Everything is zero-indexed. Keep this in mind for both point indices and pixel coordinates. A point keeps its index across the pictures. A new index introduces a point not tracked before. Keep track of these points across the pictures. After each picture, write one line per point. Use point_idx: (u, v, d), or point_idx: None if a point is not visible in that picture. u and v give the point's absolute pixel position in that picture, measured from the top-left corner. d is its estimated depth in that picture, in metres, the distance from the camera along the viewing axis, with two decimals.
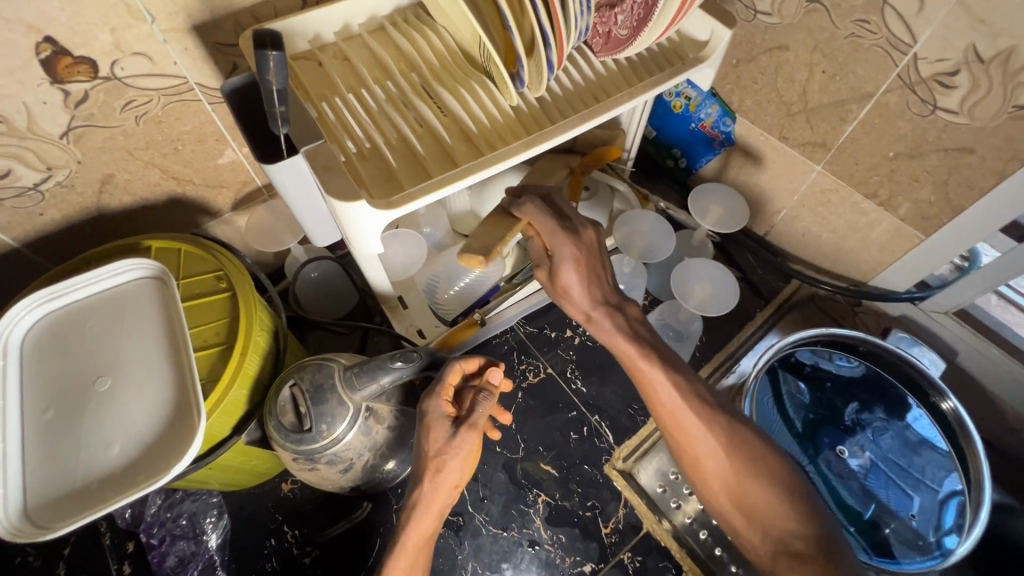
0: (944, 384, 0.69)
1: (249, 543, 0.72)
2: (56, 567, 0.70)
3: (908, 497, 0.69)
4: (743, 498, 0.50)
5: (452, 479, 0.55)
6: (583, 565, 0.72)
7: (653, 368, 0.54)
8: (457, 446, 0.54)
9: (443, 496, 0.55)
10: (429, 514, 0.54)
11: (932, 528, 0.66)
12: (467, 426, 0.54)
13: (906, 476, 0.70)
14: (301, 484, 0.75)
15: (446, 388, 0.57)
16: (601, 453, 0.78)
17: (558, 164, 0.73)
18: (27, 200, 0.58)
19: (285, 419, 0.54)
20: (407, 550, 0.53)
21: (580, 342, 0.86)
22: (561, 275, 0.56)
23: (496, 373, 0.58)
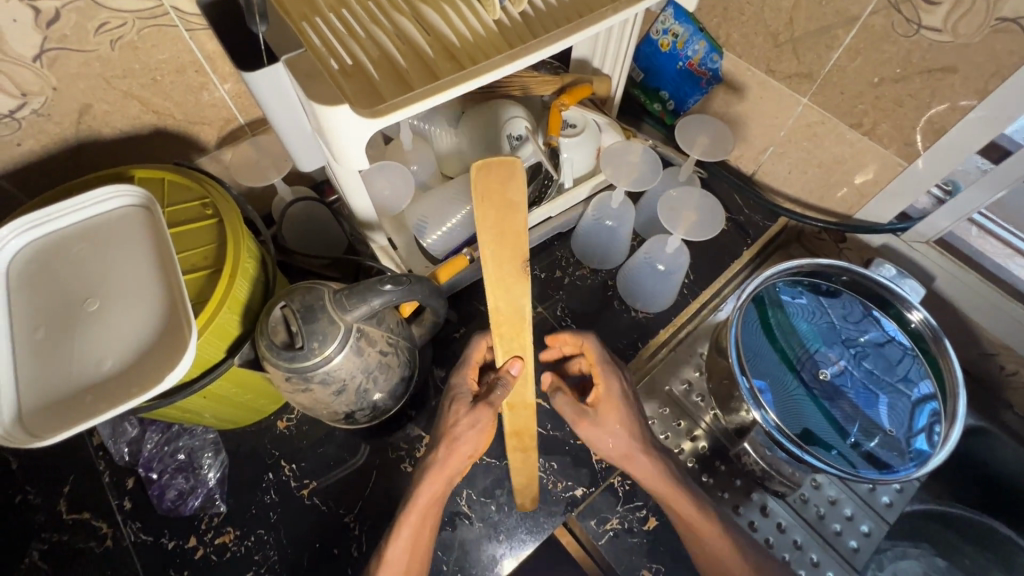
0: (913, 298, 0.71)
1: (248, 476, 0.73)
2: (57, 504, 0.71)
3: (888, 410, 0.71)
4: None
5: (464, 447, 0.64)
6: (574, 489, 0.74)
7: (681, 505, 0.66)
8: (474, 418, 0.64)
9: (456, 464, 0.65)
10: (439, 475, 0.65)
11: (904, 431, 0.70)
12: (484, 403, 0.63)
13: (880, 387, 0.73)
14: (297, 420, 0.77)
15: (472, 365, 0.69)
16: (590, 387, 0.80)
17: (516, 266, 0.57)
18: (4, 128, 0.57)
19: (276, 339, 0.54)
20: (416, 510, 0.63)
21: (570, 282, 0.89)
22: (609, 412, 0.68)
23: (517, 361, 0.62)
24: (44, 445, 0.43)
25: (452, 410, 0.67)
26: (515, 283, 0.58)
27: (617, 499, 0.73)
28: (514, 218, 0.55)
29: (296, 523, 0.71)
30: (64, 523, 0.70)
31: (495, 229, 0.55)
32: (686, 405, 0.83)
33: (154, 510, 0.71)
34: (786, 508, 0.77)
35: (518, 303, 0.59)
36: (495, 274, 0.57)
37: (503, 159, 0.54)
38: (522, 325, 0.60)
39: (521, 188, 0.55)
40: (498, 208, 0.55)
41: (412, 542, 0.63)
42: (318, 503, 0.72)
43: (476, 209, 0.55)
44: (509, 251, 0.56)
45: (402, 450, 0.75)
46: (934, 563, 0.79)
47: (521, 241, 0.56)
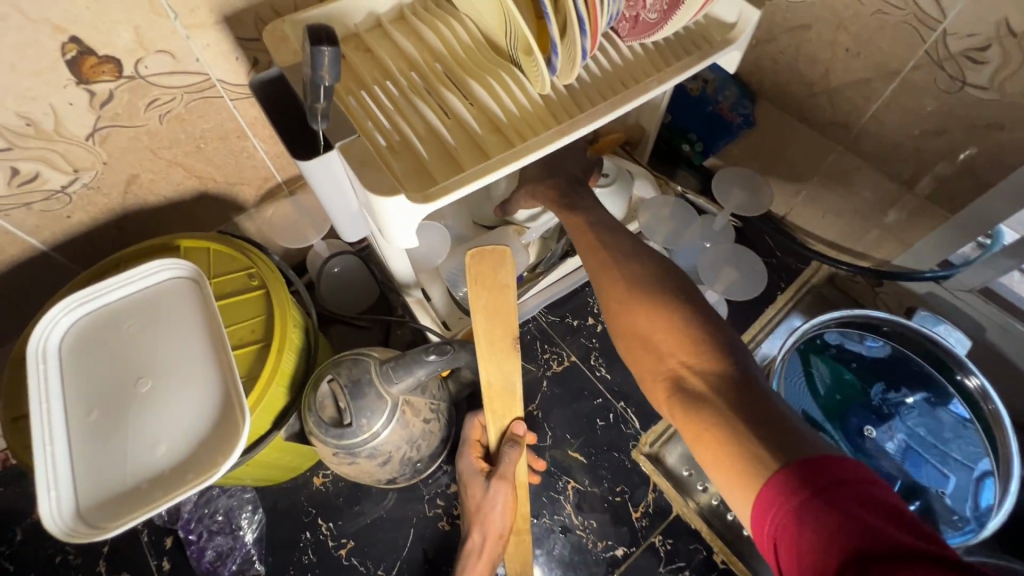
0: (969, 360, 0.70)
1: (285, 537, 0.73)
2: (96, 565, 0.71)
3: (942, 475, 0.69)
4: (641, 336, 0.51)
5: (497, 521, 0.66)
6: (615, 549, 0.73)
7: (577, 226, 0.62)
8: (491, 497, 0.66)
9: (492, 547, 0.66)
10: (481, 562, 0.65)
11: (966, 505, 0.67)
12: (496, 476, 0.66)
13: (936, 451, 0.70)
14: (333, 477, 0.76)
15: (473, 445, 0.70)
16: (628, 439, 0.79)
17: (505, 341, 0.59)
18: (55, 203, 0.58)
19: (324, 414, 0.54)
20: None
21: (603, 330, 0.87)
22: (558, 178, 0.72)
23: (518, 425, 0.67)
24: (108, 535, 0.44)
25: (469, 494, 0.68)
26: (504, 363, 0.61)
27: (659, 559, 0.72)
28: (504, 297, 0.57)
29: None
30: None
31: (486, 308, 0.57)
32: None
33: (192, 572, 0.71)
34: None
35: (510, 382, 0.63)
36: (487, 349, 0.59)
37: (495, 247, 0.55)
38: (512, 396, 0.64)
39: (510, 270, 0.56)
40: (490, 289, 0.56)
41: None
42: (356, 563, 0.72)
43: (469, 289, 0.56)
44: (501, 330, 0.58)
45: (438, 507, 0.74)
46: None
47: (512, 320, 0.58)
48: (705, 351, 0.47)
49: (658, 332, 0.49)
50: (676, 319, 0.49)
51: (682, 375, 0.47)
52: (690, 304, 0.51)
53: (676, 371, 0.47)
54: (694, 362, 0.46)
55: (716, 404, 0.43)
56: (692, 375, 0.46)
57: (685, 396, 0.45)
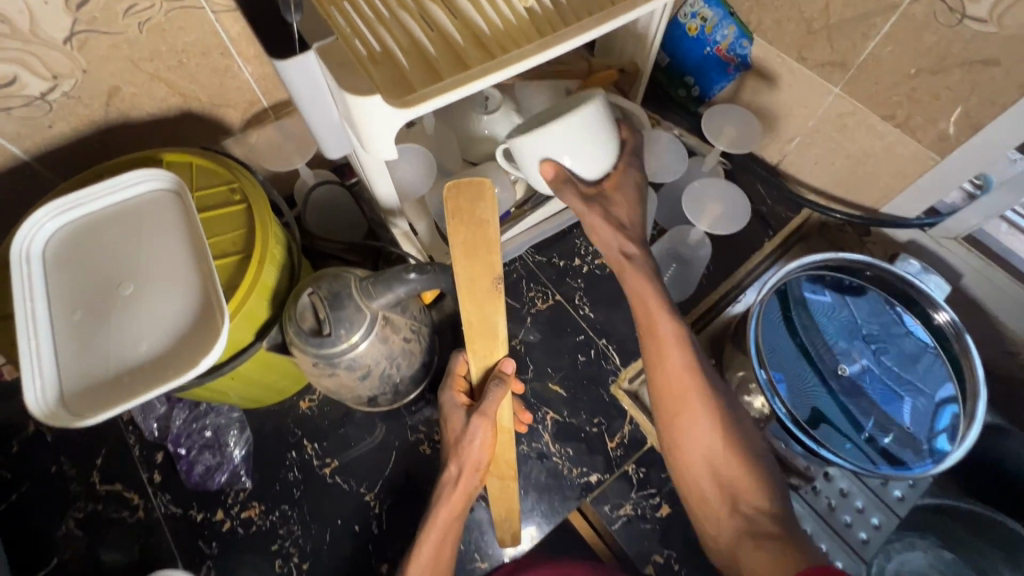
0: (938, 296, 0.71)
1: (271, 455, 0.76)
2: (90, 475, 0.74)
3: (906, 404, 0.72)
4: (717, 467, 0.58)
5: (475, 453, 0.66)
6: (589, 476, 0.75)
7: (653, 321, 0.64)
8: (471, 432, 0.66)
9: (468, 478, 0.67)
10: (458, 490, 0.66)
11: (927, 431, 0.70)
12: (478, 413, 0.66)
13: (896, 382, 0.74)
14: (319, 401, 0.78)
15: (457, 381, 0.70)
16: (608, 374, 0.81)
17: (484, 280, 0.59)
18: (35, 110, 0.58)
19: (304, 324, 0.55)
20: (437, 526, 0.64)
21: (589, 271, 0.88)
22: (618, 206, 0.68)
23: (508, 362, 0.67)
24: (87, 425, 0.45)
25: (450, 427, 0.68)
26: (487, 306, 0.61)
27: (632, 486, 0.75)
28: (484, 235, 0.58)
29: (319, 501, 0.73)
30: (97, 494, 0.73)
31: (466, 246, 0.57)
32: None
33: (182, 485, 0.74)
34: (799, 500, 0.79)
35: (491, 324, 0.63)
36: (467, 291, 0.59)
37: (473, 180, 0.56)
38: (493, 336, 0.64)
39: (491, 206, 0.57)
40: (468, 225, 0.57)
41: (432, 559, 0.63)
42: (339, 482, 0.74)
43: (448, 225, 0.57)
44: (481, 269, 0.59)
45: (420, 433, 0.77)
46: (941, 555, 0.78)
47: (492, 258, 0.58)
48: (765, 494, 0.57)
49: (732, 469, 0.58)
50: (746, 464, 0.58)
51: (746, 513, 0.56)
52: (748, 443, 0.59)
53: (745, 509, 0.56)
54: (758, 503, 0.56)
55: (780, 544, 0.53)
56: (756, 514, 0.56)
57: (751, 536, 0.54)
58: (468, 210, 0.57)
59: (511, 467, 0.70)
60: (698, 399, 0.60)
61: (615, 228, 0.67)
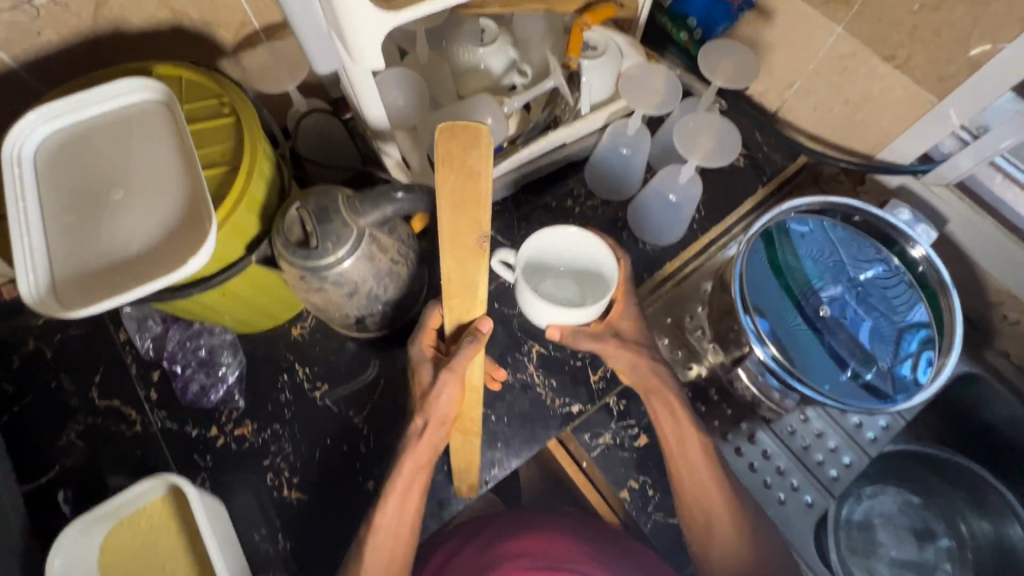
0: (912, 231, 0.73)
1: (264, 377, 0.78)
2: (89, 391, 0.77)
3: (883, 336, 0.75)
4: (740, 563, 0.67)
5: (441, 409, 0.65)
6: (571, 406, 0.77)
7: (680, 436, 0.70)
8: (438, 388, 0.65)
9: (434, 432, 0.67)
10: (422, 444, 0.67)
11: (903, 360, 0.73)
12: (445, 368, 0.63)
13: (875, 315, 0.76)
14: (310, 327, 0.80)
15: (428, 333, 0.69)
16: None
17: (468, 238, 0.53)
18: (21, 14, 0.57)
19: (292, 237, 0.56)
20: (401, 480, 0.66)
21: (580, 212, 0.89)
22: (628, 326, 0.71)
23: (484, 320, 0.63)
24: (76, 317, 0.46)
25: (417, 378, 0.67)
26: (467, 262, 0.55)
27: (612, 417, 0.77)
28: (472, 186, 0.50)
29: (309, 420, 0.76)
30: (96, 409, 0.76)
31: (452, 195, 0.50)
32: (693, 342, 0.84)
33: (178, 402, 0.76)
34: (773, 438, 0.82)
35: (470, 281, 0.57)
36: (448, 248, 0.53)
37: (468, 124, 0.47)
38: (470, 292, 0.59)
39: (485, 155, 0.48)
40: (458, 173, 0.49)
41: (400, 511, 0.67)
42: (330, 404, 0.77)
43: (435, 170, 0.49)
44: (466, 219, 0.52)
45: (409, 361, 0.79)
46: (907, 499, 0.92)
47: (479, 215, 0.51)
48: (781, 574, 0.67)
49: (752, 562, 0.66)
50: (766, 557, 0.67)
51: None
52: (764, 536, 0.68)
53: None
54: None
55: None
56: None
57: None
58: (458, 162, 0.49)
59: (475, 424, 0.70)
60: (722, 510, 0.68)
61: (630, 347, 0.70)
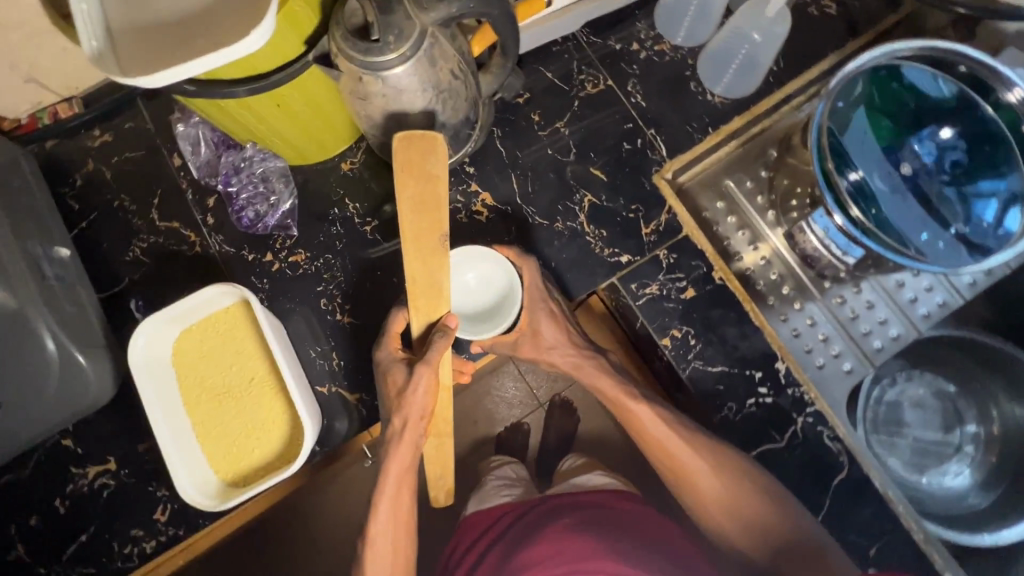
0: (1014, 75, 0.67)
1: (317, 209, 0.79)
2: (149, 212, 0.79)
3: (969, 197, 0.70)
4: (720, 501, 0.65)
5: (418, 404, 0.62)
6: (620, 257, 0.78)
7: (638, 409, 0.68)
8: (414, 383, 0.61)
9: (415, 429, 0.63)
10: (405, 447, 0.64)
11: (988, 222, 0.69)
12: (421, 362, 0.60)
13: (959, 177, 0.71)
14: (360, 165, 0.79)
15: (393, 337, 0.68)
16: (651, 165, 0.80)
17: (432, 241, 0.54)
18: None
19: (352, 28, 0.53)
20: (390, 481, 0.65)
21: (646, 58, 0.82)
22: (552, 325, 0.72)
23: (451, 316, 0.59)
24: (130, 83, 0.45)
25: (389, 386, 0.64)
26: (434, 260, 0.55)
27: (660, 269, 0.76)
28: (435, 189, 0.53)
29: (360, 253, 0.78)
30: (158, 229, 0.79)
31: (414, 200, 0.53)
32: (755, 218, 0.79)
33: (234, 228, 0.78)
34: (822, 310, 0.78)
35: (437, 281, 0.56)
36: (413, 249, 0.54)
37: (426, 133, 0.52)
38: (438, 292, 0.58)
39: (443, 160, 0.53)
40: (417, 177, 0.53)
41: (392, 514, 0.66)
42: (379, 239, 0.78)
43: (395, 177, 0.52)
44: (426, 222, 0.54)
45: (458, 203, 0.79)
46: (943, 389, 0.88)
47: (440, 212, 0.53)
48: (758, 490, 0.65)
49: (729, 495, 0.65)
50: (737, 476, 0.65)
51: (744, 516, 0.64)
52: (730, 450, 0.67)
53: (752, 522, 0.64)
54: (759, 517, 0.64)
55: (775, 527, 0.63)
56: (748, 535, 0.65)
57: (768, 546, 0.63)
58: (414, 166, 0.52)
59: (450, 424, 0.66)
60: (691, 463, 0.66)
61: (566, 339, 0.72)
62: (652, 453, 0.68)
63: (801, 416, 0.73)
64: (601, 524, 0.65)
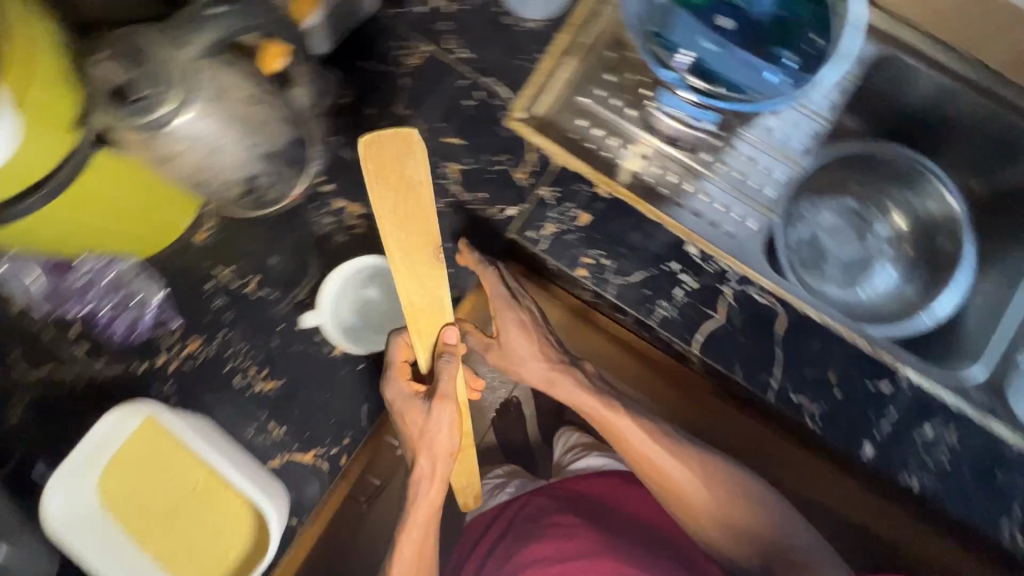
0: None
1: (190, 289, 0.73)
2: (12, 367, 0.71)
3: (780, 27, 0.78)
4: (700, 500, 0.76)
5: (444, 440, 0.69)
6: (506, 211, 0.76)
7: (620, 428, 0.77)
8: (437, 418, 0.68)
9: (444, 462, 0.71)
10: (435, 477, 0.71)
11: (802, 42, 0.77)
12: (439, 396, 0.67)
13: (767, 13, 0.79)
14: (215, 228, 0.74)
15: (400, 370, 0.69)
16: (499, 111, 0.78)
17: (426, 250, 0.61)
18: None
19: (109, 93, 0.49)
20: (421, 507, 0.73)
21: (452, 9, 0.79)
22: (517, 342, 0.76)
23: (450, 331, 0.66)
24: None
25: (408, 423, 0.68)
26: (433, 269, 0.62)
27: (549, 206, 0.75)
28: (416, 197, 0.59)
29: (253, 315, 0.73)
30: (29, 381, 0.71)
31: (398, 215, 0.59)
32: (619, 123, 0.81)
33: (114, 346, 0.72)
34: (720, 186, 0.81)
35: (437, 295, 0.64)
36: (409, 262, 0.61)
37: (399, 132, 0.57)
38: (441, 306, 0.65)
39: (419, 164, 0.58)
40: (393, 189, 0.58)
41: (421, 537, 0.75)
42: (266, 293, 0.73)
43: (371, 188, 0.58)
44: (418, 236, 0.61)
45: (331, 225, 0.75)
46: (846, 204, 0.96)
47: (426, 224, 0.60)
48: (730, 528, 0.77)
49: (710, 508, 0.76)
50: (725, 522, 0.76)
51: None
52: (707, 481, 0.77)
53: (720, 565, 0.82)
54: None
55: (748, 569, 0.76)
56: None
57: None
58: (389, 175, 0.58)
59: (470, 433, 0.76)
60: (671, 471, 0.76)
61: (543, 364, 0.77)
62: (637, 465, 0.78)
63: (726, 285, 0.75)
64: (592, 529, 0.82)
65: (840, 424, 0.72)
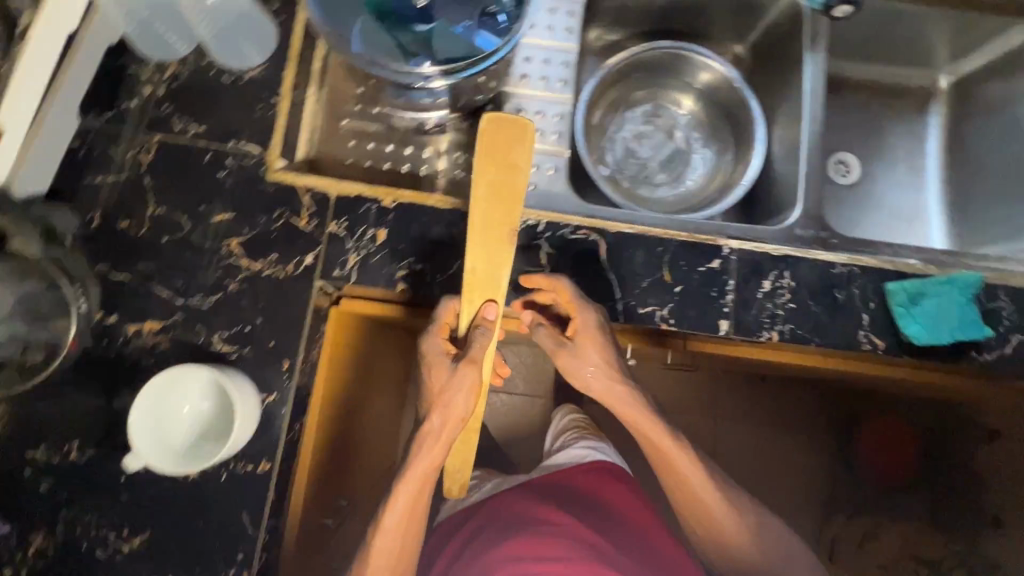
0: None
1: (6, 486, 0.66)
2: None
3: None
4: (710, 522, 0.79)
5: (457, 405, 0.66)
6: (304, 261, 0.73)
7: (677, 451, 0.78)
8: (456, 379, 0.66)
9: (450, 428, 0.68)
10: (438, 442, 0.68)
11: None
12: (467, 359, 0.66)
13: None
14: (7, 414, 0.67)
15: (442, 327, 0.70)
16: (256, 169, 0.74)
17: (500, 227, 0.65)
18: None
19: None
20: (409, 481, 0.69)
21: (166, 90, 0.75)
22: (586, 346, 0.73)
23: (492, 307, 0.66)
24: None
25: (433, 375, 0.69)
26: (495, 252, 0.65)
27: (345, 239, 0.73)
28: (512, 179, 0.64)
29: (87, 480, 0.67)
30: None
31: (493, 186, 0.64)
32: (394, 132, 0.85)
33: None
34: None
35: (495, 274, 0.66)
36: (479, 236, 0.65)
37: (516, 121, 0.63)
38: (494, 283, 0.66)
39: (523, 151, 0.64)
40: (500, 166, 0.64)
41: (404, 518, 0.70)
42: (91, 453, 0.67)
43: (483, 157, 0.64)
44: (500, 214, 0.65)
45: (134, 354, 0.69)
46: (645, 110, 1.03)
47: (512, 202, 0.64)
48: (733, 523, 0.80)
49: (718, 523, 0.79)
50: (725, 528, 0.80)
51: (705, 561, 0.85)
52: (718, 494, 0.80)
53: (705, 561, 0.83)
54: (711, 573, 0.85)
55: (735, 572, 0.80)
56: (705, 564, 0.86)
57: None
58: (496, 152, 0.64)
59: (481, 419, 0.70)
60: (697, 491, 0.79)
61: (606, 376, 0.74)
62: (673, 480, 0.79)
63: (541, 240, 0.75)
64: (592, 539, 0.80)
65: (689, 315, 0.75)
